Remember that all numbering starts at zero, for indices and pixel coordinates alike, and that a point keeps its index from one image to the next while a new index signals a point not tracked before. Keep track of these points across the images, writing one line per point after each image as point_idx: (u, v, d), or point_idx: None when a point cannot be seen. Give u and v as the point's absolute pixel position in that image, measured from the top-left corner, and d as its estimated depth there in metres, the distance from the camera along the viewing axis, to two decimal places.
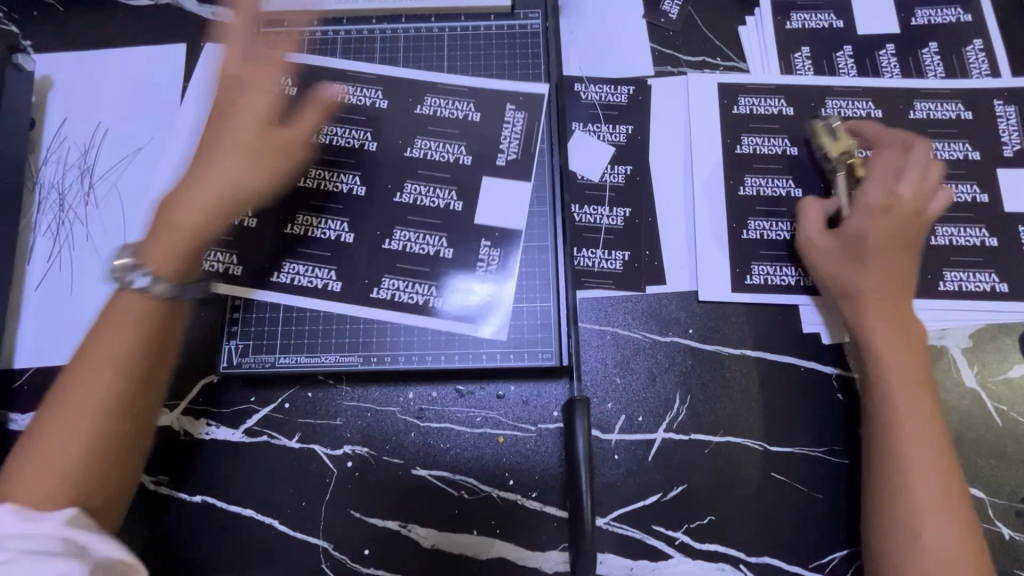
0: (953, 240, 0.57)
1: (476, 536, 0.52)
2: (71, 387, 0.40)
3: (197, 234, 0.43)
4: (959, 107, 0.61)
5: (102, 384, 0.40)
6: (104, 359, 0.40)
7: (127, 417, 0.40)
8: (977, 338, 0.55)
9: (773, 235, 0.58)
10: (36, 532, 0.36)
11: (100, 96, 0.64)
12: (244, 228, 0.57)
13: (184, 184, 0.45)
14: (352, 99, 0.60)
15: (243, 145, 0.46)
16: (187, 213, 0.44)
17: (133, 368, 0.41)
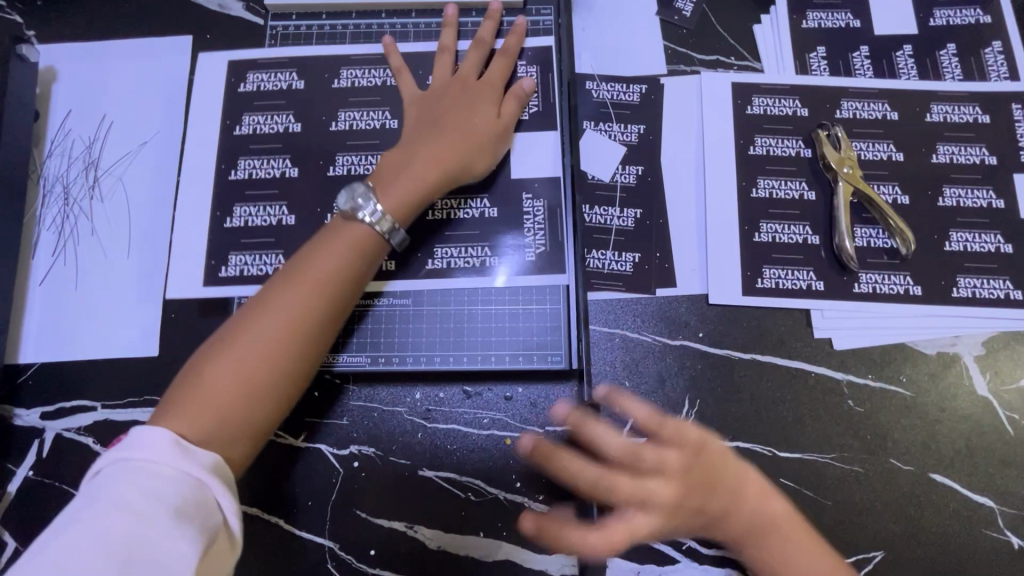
0: (968, 246, 0.56)
1: (483, 539, 0.51)
2: (268, 311, 0.45)
3: (413, 185, 0.51)
4: (976, 110, 0.60)
5: (284, 316, 0.44)
6: (297, 287, 0.45)
7: (299, 354, 0.44)
8: (990, 346, 0.55)
9: (786, 238, 0.57)
10: (180, 473, 0.37)
11: (105, 88, 0.63)
12: (284, 226, 0.57)
13: (405, 151, 0.53)
14: (360, 83, 0.60)
15: (473, 121, 0.54)
16: (409, 170, 0.51)
17: (313, 302, 0.45)
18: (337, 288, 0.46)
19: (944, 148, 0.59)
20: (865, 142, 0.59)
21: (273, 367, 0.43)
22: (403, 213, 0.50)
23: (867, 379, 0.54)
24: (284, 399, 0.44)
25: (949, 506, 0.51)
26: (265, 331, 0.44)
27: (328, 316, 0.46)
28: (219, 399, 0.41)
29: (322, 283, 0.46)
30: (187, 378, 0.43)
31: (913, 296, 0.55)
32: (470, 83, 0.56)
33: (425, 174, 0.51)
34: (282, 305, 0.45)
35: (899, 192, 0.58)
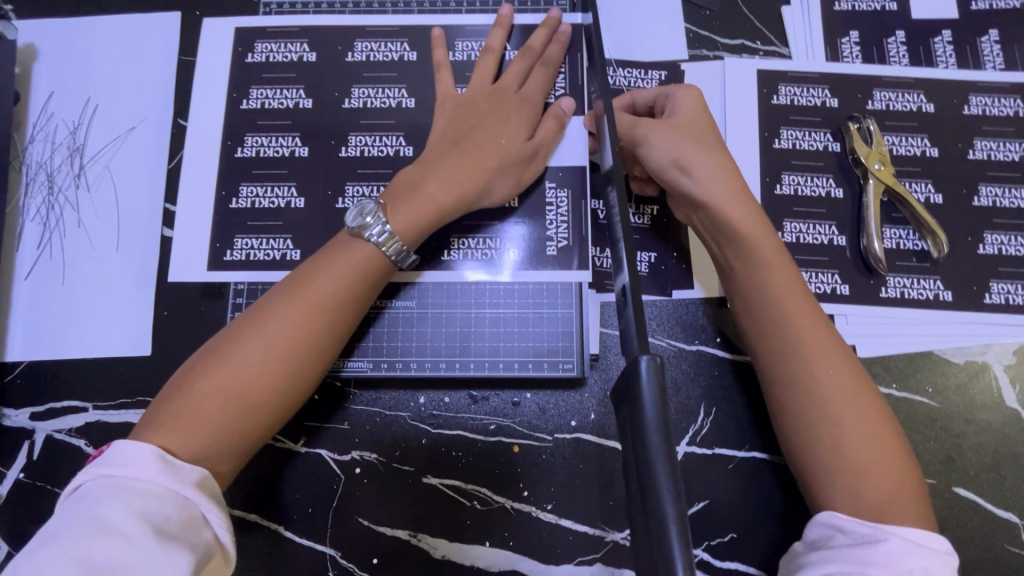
0: (1003, 249, 0.53)
1: (488, 548, 0.50)
2: (262, 322, 0.43)
3: (428, 209, 0.48)
4: (1017, 103, 0.56)
5: (280, 329, 0.43)
6: (292, 305, 0.44)
7: (291, 370, 0.43)
8: (1021, 355, 0.52)
9: (810, 238, 0.54)
10: (165, 490, 0.36)
11: (90, 68, 0.59)
12: (292, 209, 0.53)
13: (422, 169, 0.49)
14: (376, 56, 0.56)
15: (500, 140, 0.50)
16: (425, 191, 0.48)
17: (307, 323, 0.44)
18: (334, 310, 0.45)
19: (982, 144, 0.55)
20: (898, 136, 0.56)
21: (261, 383, 0.42)
22: (408, 236, 0.47)
23: (891, 388, 0.52)
24: (261, 424, 0.42)
25: (972, 521, 0.49)
26: (255, 350, 0.42)
27: (320, 340, 0.44)
28: (195, 417, 0.40)
29: (318, 303, 0.44)
30: (172, 389, 0.42)
31: (942, 301, 0.53)
32: (507, 95, 0.52)
33: (439, 198, 0.48)
34: (273, 323, 0.43)
35: (932, 190, 0.55)
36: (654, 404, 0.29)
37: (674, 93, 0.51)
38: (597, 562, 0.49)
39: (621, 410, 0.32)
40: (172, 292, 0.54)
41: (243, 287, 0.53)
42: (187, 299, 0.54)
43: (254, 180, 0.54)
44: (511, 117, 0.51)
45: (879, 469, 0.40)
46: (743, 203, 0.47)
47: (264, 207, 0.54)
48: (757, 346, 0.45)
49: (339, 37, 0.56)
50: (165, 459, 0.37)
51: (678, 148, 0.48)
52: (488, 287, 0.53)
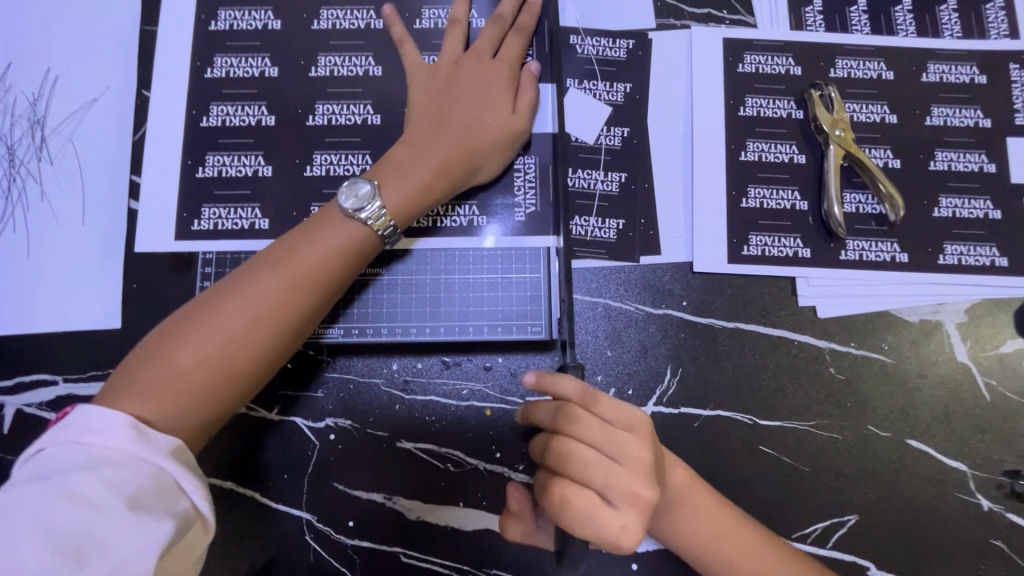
0: (957, 213, 0.55)
1: (463, 509, 0.51)
2: (242, 289, 0.43)
3: (424, 192, 0.49)
4: (973, 71, 0.58)
5: (258, 297, 0.43)
6: (274, 274, 0.44)
7: (268, 338, 0.43)
8: (973, 313, 0.54)
9: (774, 204, 0.56)
10: (139, 458, 0.36)
11: (47, 38, 0.58)
12: (260, 178, 0.53)
13: (414, 149, 0.49)
14: (342, 24, 0.55)
15: (486, 120, 0.51)
16: (421, 176, 0.48)
17: (290, 294, 0.44)
18: (318, 283, 0.45)
19: (938, 110, 0.57)
20: (858, 104, 0.57)
21: (237, 349, 0.42)
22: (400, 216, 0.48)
23: (849, 347, 0.54)
24: (234, 392, 0.42)
25: (924, 471, 0.52)
26: (235, 318, 0.42)
27: (301, 314, 0.44)
28: (169, 382, 0.40)
29: (301, 274, 0.44)
30: (144, 349, 0.42)
31: (899, 263, 0.55)
32: (486, 66, 0.52)
33: (434, 182, 0.49)
34: (252, 293, 0.43)
35: (891, 155, 0.56)
36: None
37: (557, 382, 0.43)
38: None
39: None
40: (140, 262, 0.54)
41: (212, 257, 0.53)
42: (155, 271, 0.53)
43: (222, 151, 0.54)
44: (496, 92, 0.51)
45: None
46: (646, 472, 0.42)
47: (232, 178, 0.53)
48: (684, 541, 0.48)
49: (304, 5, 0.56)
50: (138, 429, 0.37)
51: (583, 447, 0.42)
52: (458, 252, 0.53)
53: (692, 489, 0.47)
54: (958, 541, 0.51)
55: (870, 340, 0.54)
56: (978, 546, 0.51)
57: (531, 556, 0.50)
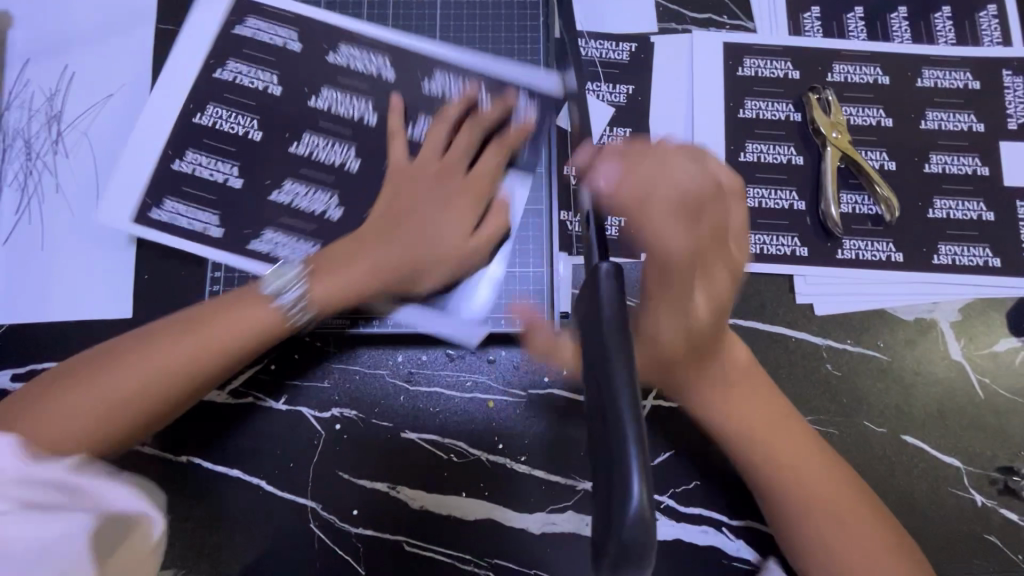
0: (951, 214, 0.57)
1: (465, 499, 0.52)
2: (173, 337, 0.46)
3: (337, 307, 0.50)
4: (967, 76, 0.59)
5: (181, 348, 0.45)
6: (201, 327, 0.46)
7: (188, 388, 0.46)
8: (966, 312, 0.55)
9: (772, 203, 0.57)
10: (41, 475, 0.36)
11: (65, 36, 0.59)
12: (228, 187, 0.55)
13: (349, 247, 0.52)
14: (357, 64, 0.57)
15: (440, 252, 0.52)
16: (354, 284, 0.50)
17: (208, 346, 0.46)
18: (247, 343, 0.47)
19: (933, 114, 0.58)
20: (855, 107, 0.59)
21: (151, 396, 0.45)
22: (324, 307, 0.50)
23: (846, 344, 0.55)
24: (135, 429, 0.45)
25: (918, 466, 0.53)
26: (169, 355, 0.45)
27: (219, 366, 0.46)
28: (85, 405, 0.43)
29: (235, 328, 0.47)
30: (79, 364, 0.46)
31: (894, 262, 0.56)
32: (455, 177, 0.54)
33: (367, 284, 0.51)
34: (195, 333, 0.46)
35: (886, 157, 0.58)
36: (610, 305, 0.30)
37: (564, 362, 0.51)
38: (568, 510, 0.52)
39: (579, 328, 0.32)
40: (153, 254, 0.55)
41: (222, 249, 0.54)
42: (167, 262, 0.55)
43: (206, 154, 0.55)
44: (455, 171, 0.54)
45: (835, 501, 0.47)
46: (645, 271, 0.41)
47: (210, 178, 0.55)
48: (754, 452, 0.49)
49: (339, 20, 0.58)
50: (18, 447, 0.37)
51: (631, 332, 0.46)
52: None
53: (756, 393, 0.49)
54: (952, 536, 0.52)
55: (865, 335, 0.55)
56: (972, 541, 0.52)
57: (531, 545, 0.51)
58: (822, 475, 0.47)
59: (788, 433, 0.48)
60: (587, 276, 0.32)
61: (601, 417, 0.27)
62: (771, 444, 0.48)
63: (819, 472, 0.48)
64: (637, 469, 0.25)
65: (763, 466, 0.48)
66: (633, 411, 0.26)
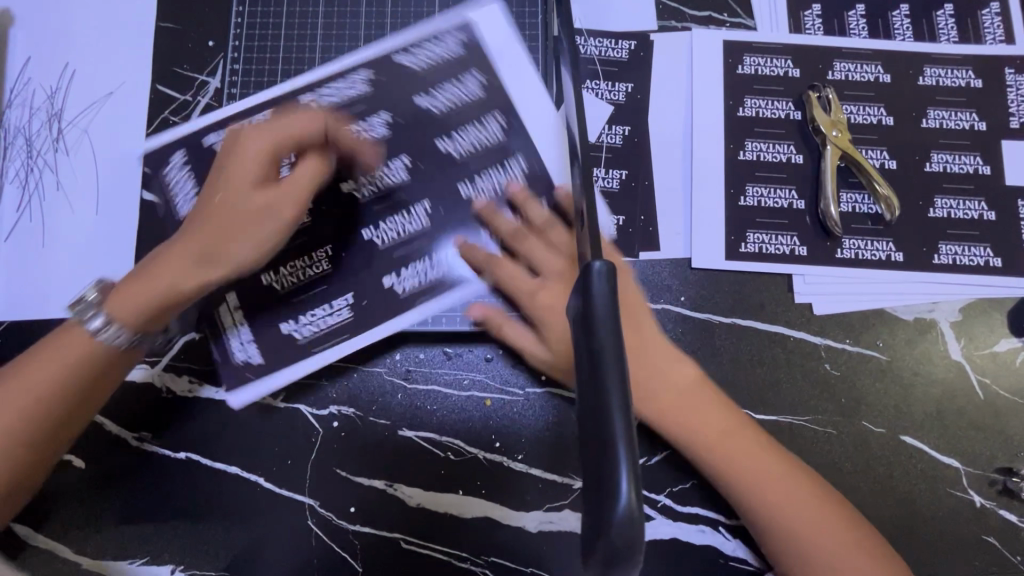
0: (952, 213, 0.56)
1: (462, 496, 0.52)
2: (29, 367, 0.47)
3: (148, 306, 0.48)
4: (969, 74, 0.59)
5: (41, 376, 0.47)
6: (72, 354, 0.47)
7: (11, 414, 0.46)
8: (967, 312, 0.55)
9: (771, 202, 0.57)
10: None
11: (65, 34, 0.59)
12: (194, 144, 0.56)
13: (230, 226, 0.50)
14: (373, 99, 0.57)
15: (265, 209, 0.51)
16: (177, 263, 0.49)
17: (57, 369, 0.47)
18: (68, 377, 0.47)
19: (935, 113, 0.58)
20: (856, 105, 0.58)
21: (33, 416, 0.46)
22: (135, 321, 0.48)
23: (844, 344, 0.54)
24: (44, 453, 0.47)
25: (917, 467, 0.52)
26: (14, 404, 0.46)
27: (94, 391, 0.48)
28: (163, 275, 0.49)
29: (52, 360, 0.47)
30: (4, 397, 0.46)
31: (894, 262, 0.55)
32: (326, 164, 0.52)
33: (165, 279, 0.49)
34: (297, 204, 0.51)
35: (887, 156, 0.57)
36: (605, 308, 0.30)
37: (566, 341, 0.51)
38: (565, 508, 0.52)
39: (573, 333, 0.32)
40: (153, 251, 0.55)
41: None
42: None
43: (202, 151, 0.56)
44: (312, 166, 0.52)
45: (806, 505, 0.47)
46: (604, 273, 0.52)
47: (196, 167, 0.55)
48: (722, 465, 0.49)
49: (482, 87, 0.56)
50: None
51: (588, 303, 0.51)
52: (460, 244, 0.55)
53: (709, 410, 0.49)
54: (950, 536, 0.51)
55: (864, 335, 0.55)
56: (970, 542, 0.51)
57: (528, 544, 0.51)
58: (801, 499, 0.48)
59: (763, 457, 0.49)
60: (578, 274, 0.32)
61: (593, 427, 0.27)
62: (731, 458, 0.49)
63: (798, 496, 0.48)
64: (627, 471, 0.25)
65: (740, 491, 0.49)
66: (625, 418, 0.26)
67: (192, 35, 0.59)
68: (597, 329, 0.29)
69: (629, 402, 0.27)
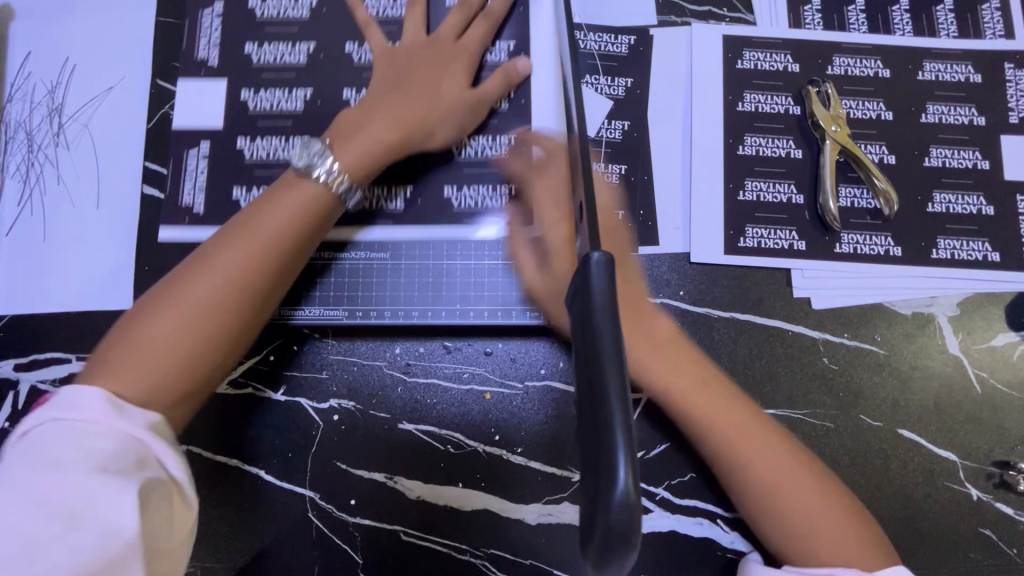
0: (951, 208, 0.56)
1: (462, 489, 0.52)
2: (212, 261, 0.44)
3: (289, 224, 0.46)
4: (968, 69, 0.59)
5: (209, 271, 0.43)
6: (231, 248, 0.44)
7: (223, 316, 0.43)
8: (964, 306, 0.55)
9: (770, 197, 0.57)
10: (113, 432, 0.37)
11: (66, 29, 0.59)
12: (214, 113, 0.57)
13: (373, 105, 0.52)
14: None
15: (441, 87, 0.54)
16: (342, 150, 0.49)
17: (257, 261, 0.44)
18: (296, 228, 0.46)
19: (934, 108, 0.58)
20: (855, 100, 0.58)
21: (221, 312, 0.43)
22: (358, 169, 0.50)
23: (843, 338, 0.55)
24: (248, 328, 0.45)
25: (914, 459, 0.53)
26: (230, 269, 0.43)
27: (283, 275, 0.46)
28: (392, 118, 0.51)
29: (282, 218, 0.46)
30: (160, 289, 0.43)
31: (893, 256, 0.56)
32: (446, 48, 0.55)
33: (366, 146, 0.50)
34: (464, 71, 0.55)
35: (886, 151, 0.57)
36: (603, 299, 0.29)
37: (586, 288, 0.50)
38: (564, 501, 0.52)
39: (574, 318, 0.31)
40: (154, 245, 0.56)
41: None
42: (168, 254, 0.55)
43: (235, 57, 0.58)
44: (439, 55, 0.55)
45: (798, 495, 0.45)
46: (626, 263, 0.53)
47: (227, 48, 0.58)
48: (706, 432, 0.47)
49: (510, 105, 0.57)
50: (113, 402, 0.38)
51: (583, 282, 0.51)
52: (459, 239, 0.55)
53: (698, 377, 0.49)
54: (946, 528, 0.52)
55: (862, 329, 0.55)
56: (967, 535, 0.52)
57: (527, 536, 0.52)
58: (759, 441, 0.46)
59: (719, 397, 0.48)
60: (578, 263, 0.31)
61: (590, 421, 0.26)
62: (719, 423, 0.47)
63: (754, 438, 0.46)
64: (625, 462, 0.24)
65: (699, 432, 0.48)
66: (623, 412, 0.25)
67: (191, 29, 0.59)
68: (595, 318, 0.29)
69: (627, 391, 0.26)
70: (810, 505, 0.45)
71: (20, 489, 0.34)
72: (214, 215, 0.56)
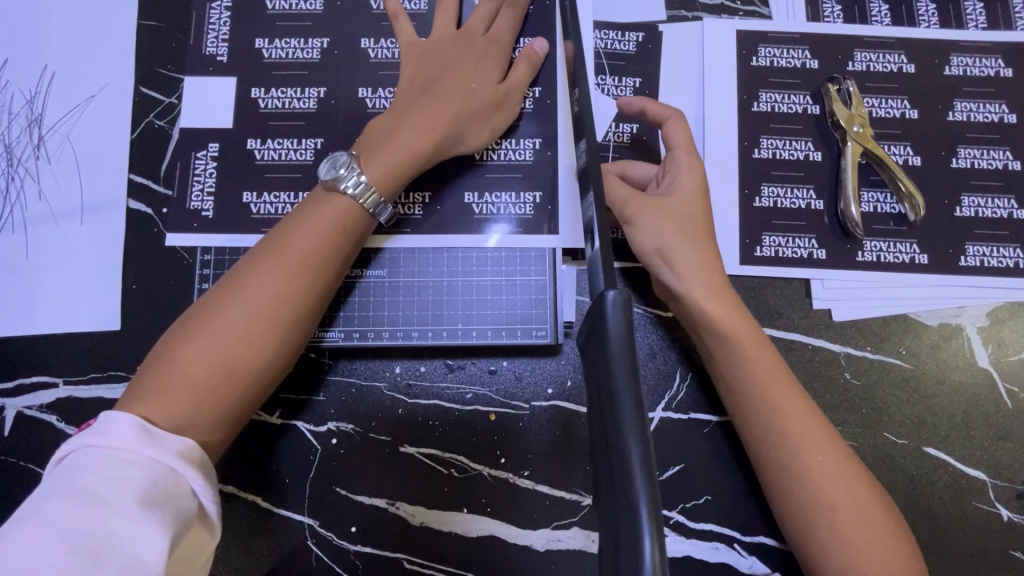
0: (980, 212, 0.53)
1: (466, 515, 0.50)
2: (245, 284, 0.42)
3: (322, 238, 0.44)
4: (998, 64, 0.55)
5: (241, 295, 0.41)
6: (267, 267, 0.42)
7: (262, 341, 0.41)
8: (994, 316, 0.52)
9: (788, 203, 0.54)
10: (147, 460, 0.35)
11: (44, 35, 0.57)
12: (207, 110, 0.54)
13: (403, 113, 0.48)
14: None
15: (472, 87, 0.50)
16: (373, 159, 0.46)
17: (294, 282, 0.42)
18: (331, 246, 0.44)
19: (962, 105, 0.55)
20: (877, 98, 0.55)
21: (256, 339, 0.40)
22: (388, 184, 0.46)
23: (865, 351, 0.52)
24: (283, 353, 0.42)
25: (941, 479, 0.50)
26: (265, 291, 0.41)
27: (320, 297, 0.44)
28: (428, 122, 0.48)
29: (316, 233, 0.43)
30: (193, 313, 0.41)
31: (918, 264, 0.53)
32: (474, 40, 0.51)
33: (400, 157, 0.47)
34: (497, 65, 0.51)
35: (911, 152, 0.54)
36: (620, 339, 0.28)
37: (674, 253, 0.46)
38: (574, 526, 0.50)
39: (588, 355, 0.31)
40: (141, 263, 0.53)
41: (211, 258, 0.52)
42: (156, 271, 0.53)
43: (241, 54, 0.55)
44: (466, 49, 0.51)
45: (852, 512, 0.42)
46: (705, 199, 0.48)
47: (236, 43, 0.55)
48: (757, 424, 0.44)
49: (534, 105, 0.54)
50: (146, 429, 0.36)
51: (663, 237, 0.47)
52: (461, 253, 0.53)
53: (766, 370, 0.45)
54: (975, 552, 0.49)
55: (885, 341, 0.52)
56: (997, 558, 0.49)
57: (535, 563, 0.50)
58: (802, 409, 0.44)
59: (783, 388, 0.45)
60: (593, 302, 0.30)
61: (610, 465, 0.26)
62: (782, 416, 0.44)
63: (805, 417, 0.44)
64: (646, 497, 0.24)
65: (751, 420, 0.45)
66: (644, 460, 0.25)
67: (175, 32, 0.56)
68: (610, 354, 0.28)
69: (648, 442, 0.25)
70: (850, 488, 0.42)
71: (49, 525, 0.32)
72: (222, 221, 0.53)
